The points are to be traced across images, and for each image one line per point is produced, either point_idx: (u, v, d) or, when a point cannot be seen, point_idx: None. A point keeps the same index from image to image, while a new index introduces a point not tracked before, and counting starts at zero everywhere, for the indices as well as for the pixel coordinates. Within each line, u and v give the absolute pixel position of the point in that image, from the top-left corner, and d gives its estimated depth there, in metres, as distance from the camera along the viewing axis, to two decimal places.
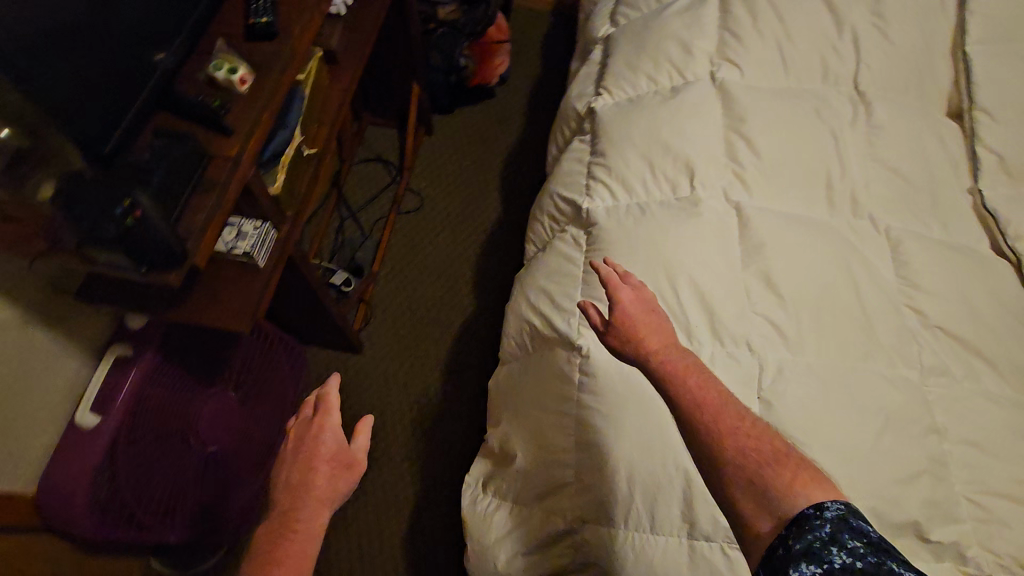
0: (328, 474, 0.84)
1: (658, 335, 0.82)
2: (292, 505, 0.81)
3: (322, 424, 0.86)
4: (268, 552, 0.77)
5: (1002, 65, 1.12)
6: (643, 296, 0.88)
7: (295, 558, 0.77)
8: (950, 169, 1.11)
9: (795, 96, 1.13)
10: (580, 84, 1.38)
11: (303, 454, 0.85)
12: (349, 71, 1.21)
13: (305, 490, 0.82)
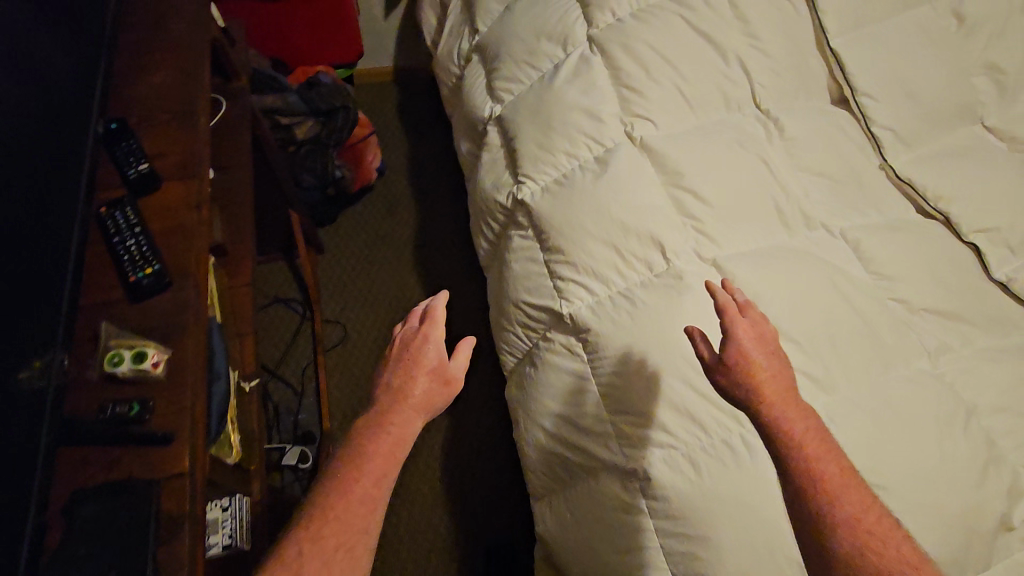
0: (426, 382, 0.91)
1: (780, 387, 0.80)
2: (391, 411, 0.88)
3: (426, 335, 0.95)
4: (364, 442, 0.85)
5: (865, 49, 1.19)
6: (763, 335, 0.84)
7: (385, 452, 0.84)
8: (860, 154, 1.16)
9: (711, 132, 1.12)
10: (491, 175, 1.30)
11: (404, 365, 0.93)
12: (244, 264, 1.12)
13: (403, 394, 0.90)
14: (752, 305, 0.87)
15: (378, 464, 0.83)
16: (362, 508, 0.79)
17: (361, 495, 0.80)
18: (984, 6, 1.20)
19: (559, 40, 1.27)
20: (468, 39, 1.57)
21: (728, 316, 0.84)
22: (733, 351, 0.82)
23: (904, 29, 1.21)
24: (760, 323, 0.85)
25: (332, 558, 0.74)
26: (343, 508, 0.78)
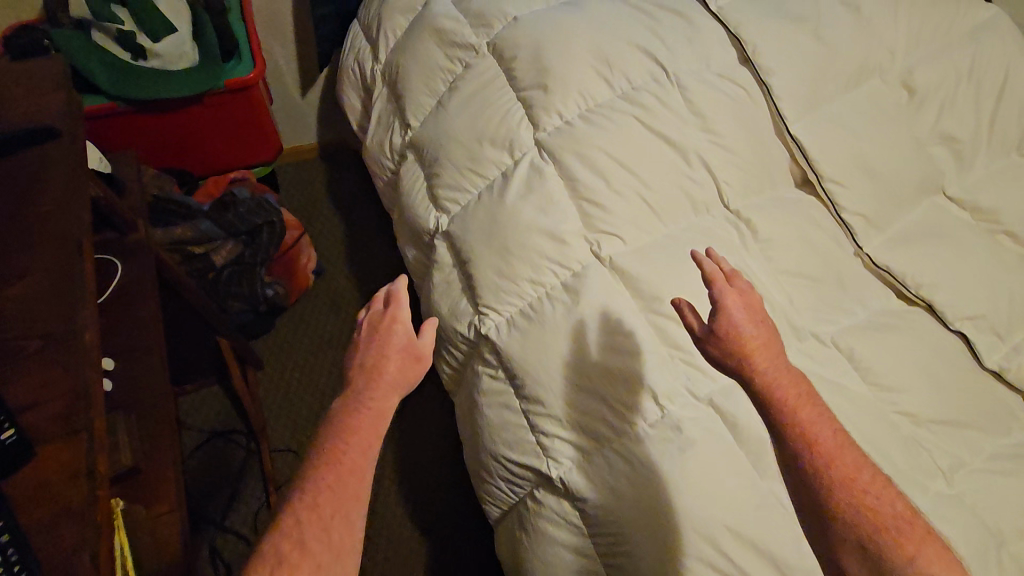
0: (400, 359, 0.84)
1: (771, 355, 0.79)
2: (366, 389, 0.80)
3: (394, 316, 0.86)
4: (345, 418, 0.77)
5: (826, 130, 1.12)
6: (751, 303, 0.82)
7: (368, 427, 0.77)
8: (834, 244, 1.10)
9: (683, 244, 1.03)
10: (446, 299, 1.15)
11: (375, 343, 0.85)
12: (151, 481, 0.91)
13: (375, 372, 0.81)
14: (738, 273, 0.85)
15: (361, 438, 0.75)
16: (352, 478, 0.71)
17: (350, 468, 0.72)
18: (932, 75, 1.15)
19: (503, 144, 1.15)
20: (400, 130, 1.42)
21: (717, 288, 0.82)
22: (725, 324, 0.80)
23: (858, 105, 1.15)
24: (747, 292, 0.83)
25: (328, 532, 0.67)
26: (332, 478, 0.71)
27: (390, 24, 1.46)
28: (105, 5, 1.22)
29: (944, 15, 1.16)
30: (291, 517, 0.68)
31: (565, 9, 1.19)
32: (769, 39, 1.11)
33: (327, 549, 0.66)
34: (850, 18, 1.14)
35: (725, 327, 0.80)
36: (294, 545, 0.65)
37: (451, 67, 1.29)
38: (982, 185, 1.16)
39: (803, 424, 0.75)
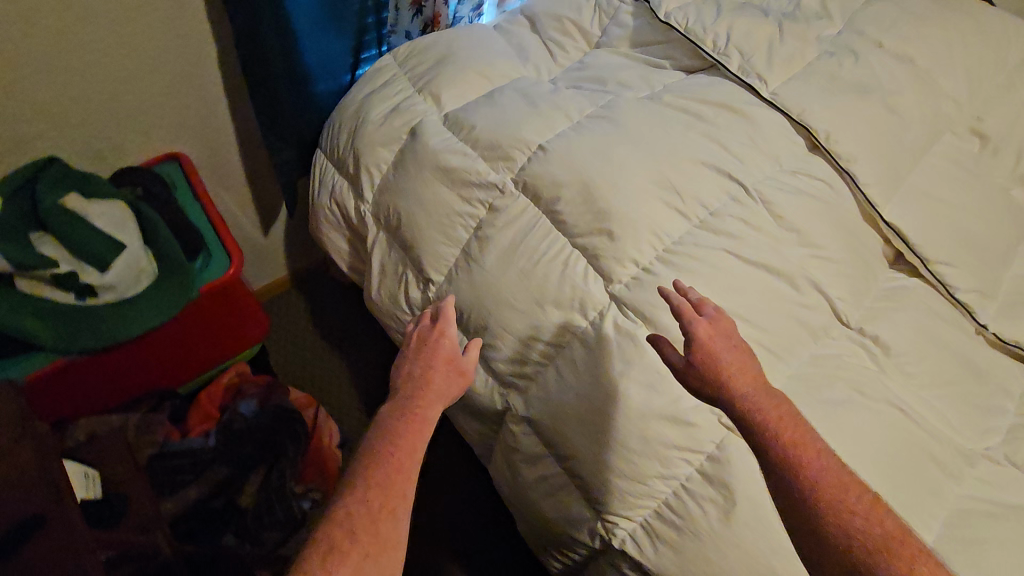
0: (445, 371, 0.91)
1: (747, 374, 0.73)
2: (415, 393, 0.86)
3: (441, 331, 0.96)
4: (396, 420, 0.80)
5: (917, 205, 1.00)
6: (723, 330, 0.78)
7: (416, 427, 0.80)
8: (957, 331, 0.99)
9: (818, 385, 0.90)
10: (551, 499, 0.98)
11: (422, 358, 0.92)
12: None
13: (424, 383, 0.88)
14: (709, 303, 0.81)
15: (413, 436, 0.78)
16: (403, 471, 0.73)
17: (402, 462, 0.74)
18: (1000, 120, 1.06)
19: (570, 304, 0.96)
20: (416, 281, 1.19)
21: (685, 318, 0.79)
22: (696, 352, 0.77)
23: (938, 167, 1.04)
24: (718, 319, 0.79)
25: (377, 520, 0.68)
26: (385, 473, 0.72)
27: (372, 159, 1.22)
28: (19, 241, 0.92)
29: (998, 54, 1.07)
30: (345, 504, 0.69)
31: (600, 127, 1.00)
32: (841, 121, 0.97)
33: (378, 537, 0.67)
34: (911, 76, 1.02)
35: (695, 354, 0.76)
36: (348, 532, 0.66)
37: (471, 210, 1.08)
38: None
39: (783, 442, 0.67)
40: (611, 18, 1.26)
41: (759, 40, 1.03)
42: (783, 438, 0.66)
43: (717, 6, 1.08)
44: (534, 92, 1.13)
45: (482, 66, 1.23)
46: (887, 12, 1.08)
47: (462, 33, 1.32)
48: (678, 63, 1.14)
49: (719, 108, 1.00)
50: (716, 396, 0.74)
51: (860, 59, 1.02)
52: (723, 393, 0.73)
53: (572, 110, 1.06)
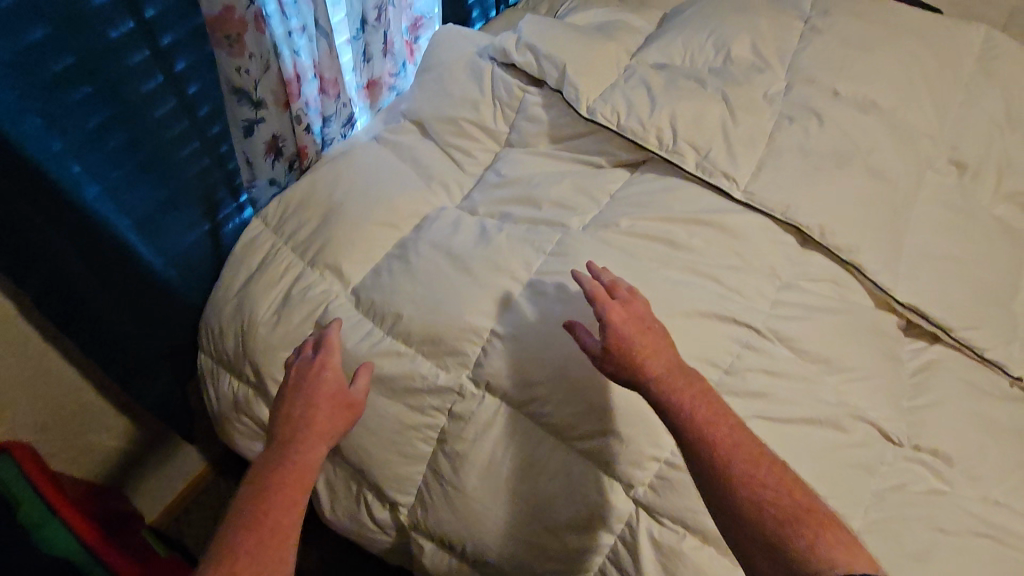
0: (329, 406, 0.73)
1: (666, 358, 0.66)
2: (290, 439, 0.68)
3: (323, 364, 0.76)
4: (266, 481, 0.64)
5: (923, 268, 0.86)
6: (638, 311, 0.70)
7: (289, 484, 0.64)
8: (1002, 398, 0.86)
9: (899, 537, 0.74)
10: None
11: (301, 394, 0.73)
12: None
13: (303, 424, 0.70)
14: (623, 285, 0.73)
15: (290, 489, 0.63)
16: (278, 530, 0.60)
17: (270, 532, 0.59)
18: (978, 144, 0.93)
19: (588, 522, 0.76)
20: (378, 500, 0.94)
21: (598, 301, 0.70)
22: (611, 338, 0.67)
23: (932, 214, 0.89)
24: (634, 300, 0.71)
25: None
26: (253, 541, 0.58)
27: (278, 369, 0.94)
28: None
29: (952, 70, 0.94)
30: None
31: (562, 290, 0.79)
32: (832, 208, 0.81)
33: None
34: (881, 126, 0.87)
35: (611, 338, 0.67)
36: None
37: (428, 420, 0.85)
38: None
39: (700, 423, 0.62)
40: (517, 110, 1.03)
41: (710, 127, 0.84)
42: (701, 420, 0.62)
43: (647, 92, 0.89)
44: (459, 243, 0.89)
45: (382, 213, 0.98)
46: (830, 51, 0.92)
47: (340, 164, 1.05)
48: (614, 159, 0.95)
49: (690, 225, 0.82)
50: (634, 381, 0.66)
51: (825, 120, 0.86)
52: (641, 379, 0.66)
53: (517, 266, 0.83)
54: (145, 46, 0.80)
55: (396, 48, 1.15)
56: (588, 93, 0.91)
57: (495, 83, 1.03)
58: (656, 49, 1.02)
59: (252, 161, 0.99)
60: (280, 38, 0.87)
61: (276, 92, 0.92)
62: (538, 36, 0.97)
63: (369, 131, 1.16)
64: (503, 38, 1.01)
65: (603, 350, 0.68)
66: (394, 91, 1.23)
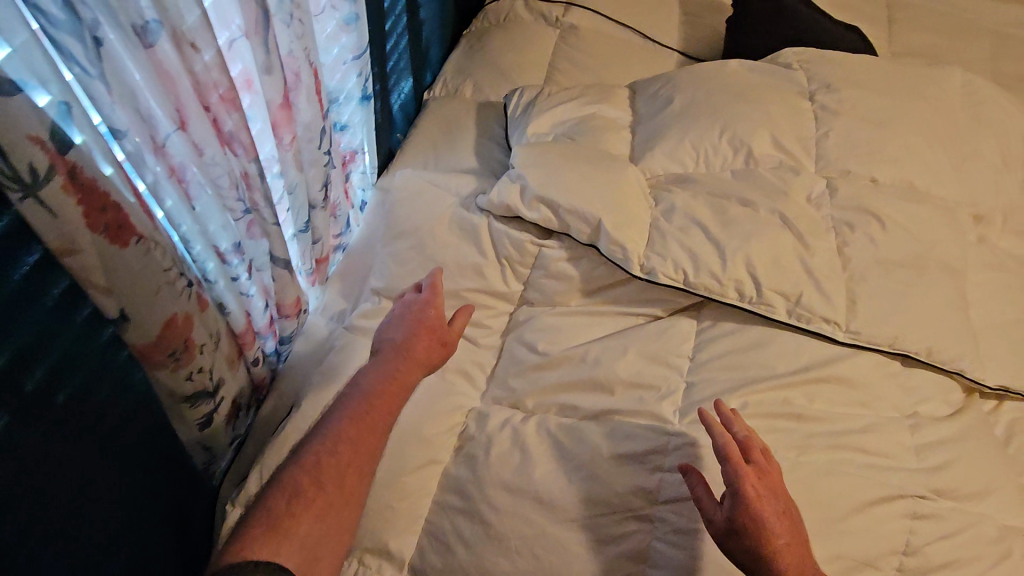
0: (427, 341, 0.74)
1: (801, 556, 0.59)
2: (395, 363, 0.71)
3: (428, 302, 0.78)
4: (375, 395, 0.68)
5: (994, 341, 0.84)
6: (775, 488, 0.61)
7: (389, 397, 0.69)
8: None
9: None
10: None
11: (399, 323, 0.76)
12: None
13: (404, 352, 0.72)
14: (759, 448, 0.63)
15: (388, 403, 0.68)
16: (376, 432, 0.66)
17: (372, 429, 0.66)
18: (990, 196, 0.92)
19: None
20: None
21: (733, 466, 0.61)
22: (742, 511, 0.59)
23: (982, 278, 0.87)
24: (767, 472, 0.62)
25: (345, 479, 0.62)
26: (354, 432, 0.65)
27: None
28: None
29: (954, 127, 0.92)
30: (316, 454, 0.63)
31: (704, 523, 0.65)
32: (928, 322, 0.74)
33: (343, 494, 0.61)
34: (931, 209, 0.82)
35: (746, 516, 0.58)
36: (313, 483, 0.61)
37: None
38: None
39: None
40: (533, 266, 0.84)
41: (788, 266, 0.74)
42: None
43: (705, 233, 0.76)
44: (544, 477, 0.70)
45: (415, 451, 0.75)
46: (853, 133, 0.85)
47: (323, 391, 0.78)
48: (672, 305, 0.80)
49: (807, 385, 0.71)
50: (757, 567, 0.58)
51: (884, 218, 0.79)
52: (768, 573, 0.58)
53: (634, 498, 0.68)
54: (43, 432, 0.49)
55: (338, 209, 0.90)
56: (637, 248, 0.75)
57: (498, 240, 0.84)
58: (662, 154, 0.89)
59: (210, 445, 0.69)
60: (225, 292, 0.61)
61: (229, 356, 0.65)
62: (550, 184, 0.79)
63: (334, 319, 0.90)
64: (500, 188, 0.82)
65: (730, 525, 0.59)
66: (339, 251, 0.97)
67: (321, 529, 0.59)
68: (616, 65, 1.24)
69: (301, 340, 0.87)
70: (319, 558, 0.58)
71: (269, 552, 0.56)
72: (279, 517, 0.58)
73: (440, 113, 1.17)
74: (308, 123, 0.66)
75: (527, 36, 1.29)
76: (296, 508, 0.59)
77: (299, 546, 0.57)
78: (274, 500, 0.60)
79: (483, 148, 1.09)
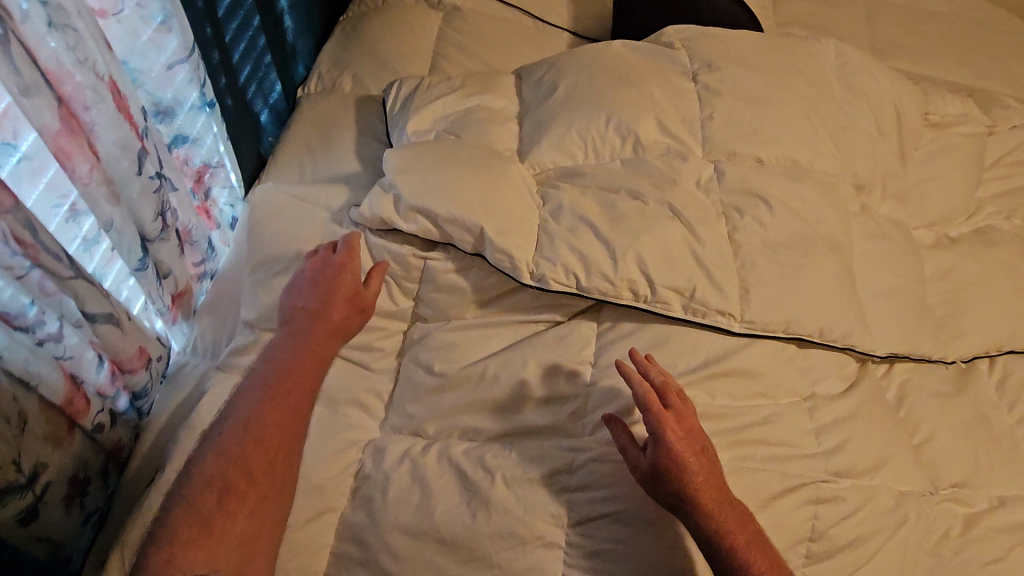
0: (342, 311, 0.71)
1: (719, 491, 0.61)
2: (309, 335, 0.69)
3: (345, 264, 0.72)
4: (289, 373, 0.67)
5: (880, 307, 0.86)
6: (692, 429, 0.62)
7: (304, 375, 0.67)
8: (956, 391, 0.92)
9: None
10: None
11: (314, 290, 0.71)
12: None
13: (318, 324, 0.69)
14: (675, 388, 0.64)
15: (303, 381, 0.67)
16: (298, 413, 0.65)
17: (292, 410, 0.65)
18: (868, 163, 0.94)
19: None
20: None
21: (653, 414, 0.62)
22: (663, 455, 0.60)
23: (867, 248, 0.89)
24: (685, 415, 0.63)
25: (272, 465, 0.62)
26: (274, 418, 0.64)
27: None
28: None
29: (832, 97, 0.92)
30: (236, 445, 0.62)
31: (623, 541, 0.63)
32: (817, 301, 0.74)
33: (271, 483, 0.62)
34: (813, 185, 0.82)
35: (668, 460, 0.60)
36: (243, 477, 0.61)
37: None
38: (926, 200, 1.07)
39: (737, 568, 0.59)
40: (422, 279, 0.77)
41: (681, 259, 0.71)
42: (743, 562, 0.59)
43: (595, 232, 0.72)
44: (447, 515, 0.66)
45: (305, 503, 0.68)
46: (737, 112, 0.83)
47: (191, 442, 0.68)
48: (571, 308, 0.76)
49: (708, 381, 0.69)
50: (681, 506, 0.60)
51: (771, 199, 0.78)
52: (689, 510, 0.60)
53: (544, 525, 0.64)
54: None
55: (194, 233, 0.78)
56: (526, 254, 0.70)
57: (378, 256, 0.76)
58: (548, 146, 0.84)
59: (47, 533, 0.60)
60: (29, 360, 0.52)
61: (50, 432, 0.57)
62: (424, 191, 0.72)
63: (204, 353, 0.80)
64: (372, 199, 0.74)
65: (652, 470, 0.61)
66: (207, 279, 0.85)
67: (256, 525, 0.60)
68: (503, 50, 1.18)
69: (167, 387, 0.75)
70: (255, 553, 0.59)
71: (207, 551, 0.57)
72: (209, 516, 0.59)
73: (315, 111, 1.06)
74: (115, 142, 0.56)
75: (406, 19, 1.19)
76: (231, 504, 0.60)
77: (236, 540, 0.58)
78: (202, 499, 0.59)
79: (365, 148, 1.00)
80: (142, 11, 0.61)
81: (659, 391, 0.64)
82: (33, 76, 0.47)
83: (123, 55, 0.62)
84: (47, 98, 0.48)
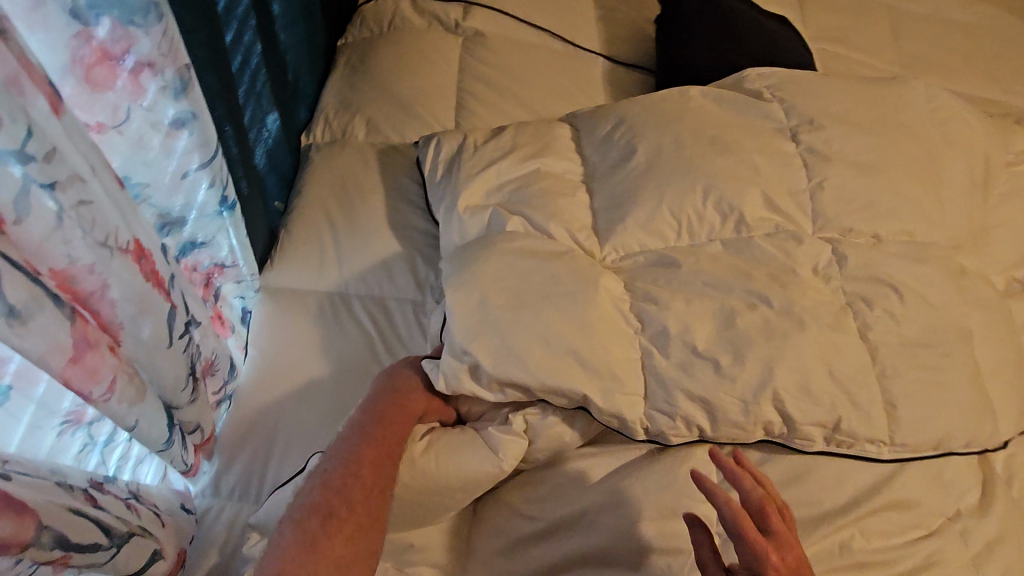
0: (424, 399, 0.65)
1: None
2: (399, 412, 0.63)
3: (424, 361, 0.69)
4: (386, 423, 0.61)
5: (1000, 384, 0.77)
6: (798, 565, 0.50)
7: (398, 431, 0.61)
8: None
9: None
10: None
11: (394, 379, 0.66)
12: None
13: (406, 398, 0.64)
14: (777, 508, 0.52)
15: (394, 436, 0.60)
16: (391, 455, 0.59)
17: (390, 450, 0.59)
18: (972, 217, 0.84)
19: None
20: None
21: (744, 540, 0.50)
22: None
23: (985, 318, 0.79)
24: (788, 544, 0.50)
25: (371, 502, 0.55)
26: (374, 453, 0.58)
27: None
28: None
29: (931, 146, 0.82)
30: (337, 477, 0.56)
31: None
32: (961, 405, 0.65)
33: (373, 516, 0.55)
34: (934, 261, 0.72)
35: None
36: (348, 505, 0.54)
37: None
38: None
39: None
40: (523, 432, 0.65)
41: (813, 376, 0.61)
42: None
43: (716, 355, 0.62)
44: None
45: None
46: (844, 182, 0.73)
47: None
48: None
49: (853, 523, 0.60)
50: None
51: (898, 285, 0.68)
52: None
53: None
54: None
55: (217, 362, 0.63)
56: (637, 411, 0.61)
57: (489, 439, 0.62)
58: (634, 224, 0.70)
59: None
60: None
61: None
62: (507, 355, 0.60)
63: (235, 496, 0.67)
64: (448, 375, 0.62)
65: None
66: (226, 400, 0.71)
67: (354, 555, 0.52)
68: (538, 85, 1.03)
69: (195, 546, 0.64)
70: None
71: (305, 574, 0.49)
72: (312, 542, 0.51)
73: (331, 169, 0.89)
74: (131, 313, 0.43)
75: (425, 48, 1.02)
76: (332, 531, 0.52)
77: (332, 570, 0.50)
78: (306, 522, 0.52)
79: (400, 218, 0.84)
80: (152, 115, 0.48)
81: (756, 510, 0.52)
82: (25, 293, 0.35)
83: (123, 169, 0.48)
84: (52, 309, 0.37)
